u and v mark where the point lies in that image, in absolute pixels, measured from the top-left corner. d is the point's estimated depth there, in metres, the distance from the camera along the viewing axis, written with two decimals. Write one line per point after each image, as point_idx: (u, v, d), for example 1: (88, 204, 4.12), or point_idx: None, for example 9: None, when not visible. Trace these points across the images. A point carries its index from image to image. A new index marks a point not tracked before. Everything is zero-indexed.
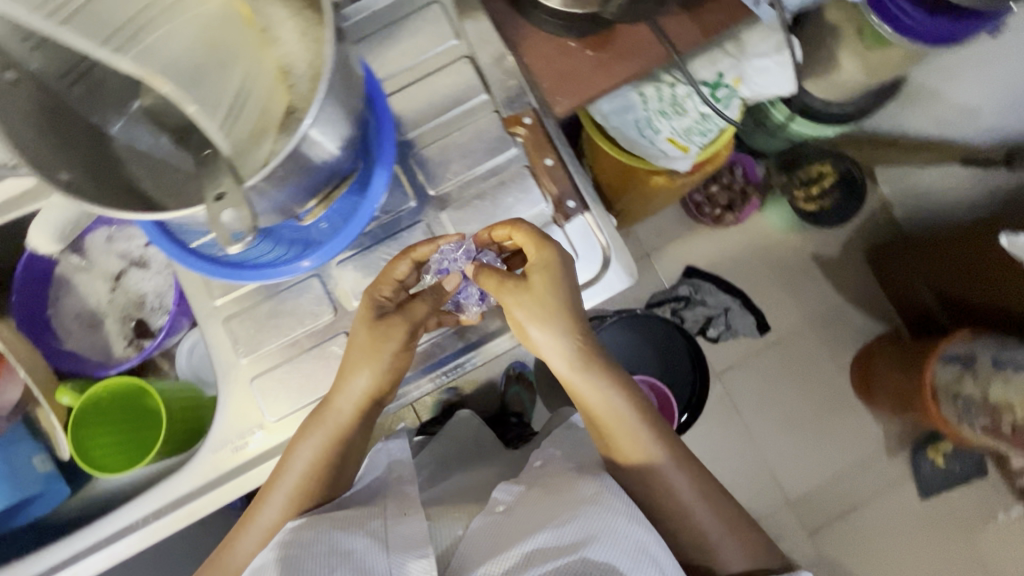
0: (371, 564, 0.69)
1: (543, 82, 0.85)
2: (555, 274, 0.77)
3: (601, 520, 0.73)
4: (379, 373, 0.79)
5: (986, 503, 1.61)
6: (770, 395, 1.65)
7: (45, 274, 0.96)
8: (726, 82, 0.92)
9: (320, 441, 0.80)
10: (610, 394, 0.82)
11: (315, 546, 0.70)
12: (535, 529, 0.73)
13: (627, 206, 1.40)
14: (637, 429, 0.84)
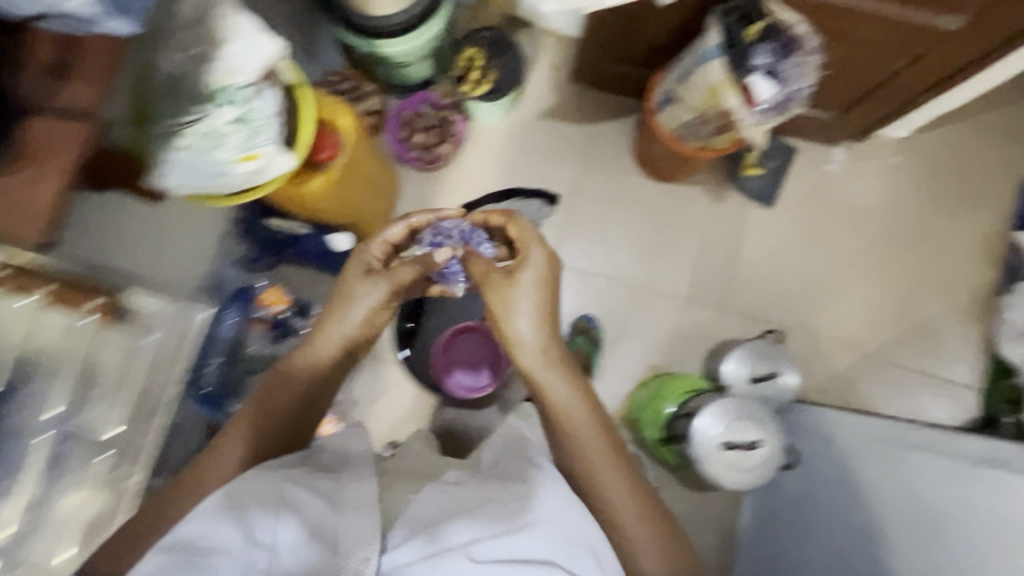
0: (314, 526, 0.79)
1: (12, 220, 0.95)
2: (540, 278, 1.12)
3: (533, 503, 0.85)
4: (357, 322, 1.12)
5: (811, 166, 1.75)
6: (598, 236, 1.72)
7: None
8: (223, 85, 0.88)
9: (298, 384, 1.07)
10: (557, 370, 1.08)
11: (267, 505, 0.80)
12: (495, 512, 0.83)
13: (348, 216, 1.39)
14: (576, 400, 1.06)
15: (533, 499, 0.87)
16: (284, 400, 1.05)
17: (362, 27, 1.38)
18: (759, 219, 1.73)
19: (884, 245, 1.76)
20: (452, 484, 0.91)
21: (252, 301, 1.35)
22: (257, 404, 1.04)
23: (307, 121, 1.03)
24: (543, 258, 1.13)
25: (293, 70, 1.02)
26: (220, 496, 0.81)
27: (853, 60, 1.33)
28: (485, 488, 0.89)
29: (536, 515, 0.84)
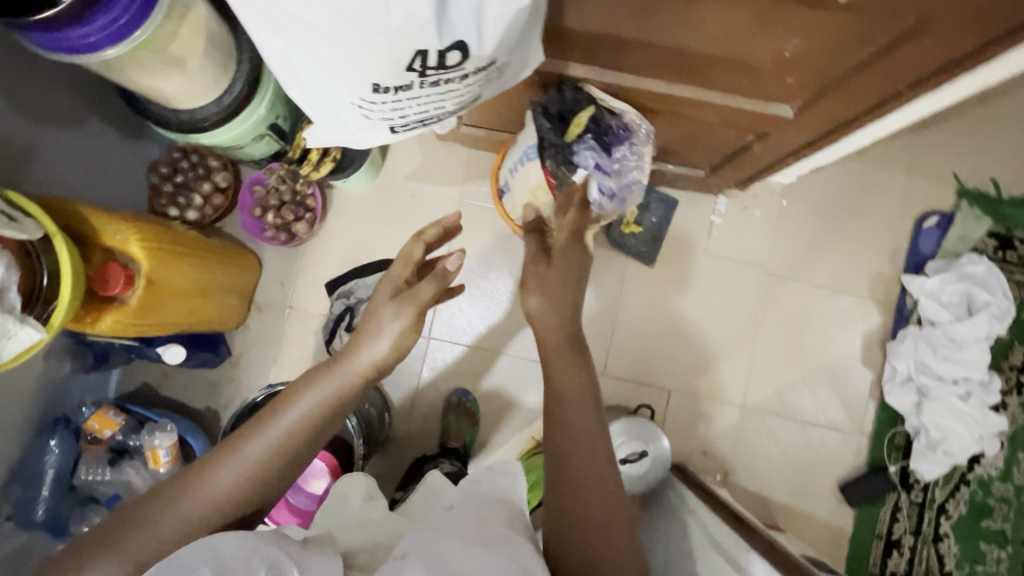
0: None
1: None
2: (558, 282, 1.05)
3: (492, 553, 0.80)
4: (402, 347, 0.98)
5: (696, 219, 1.69)
6: (479, 303, 1.65)
7: None
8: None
9: (342, 394, 0.91)
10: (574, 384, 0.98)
11: (256, 548, 0.69)
12: (449, 556, 0.78)
13: (182, 324, 1.31)
14: (585, 416, 0.96)
15: (504, 550, 0.82)
16: (310, 411, 0.89)
17: (171, 122, 1.24)
18: (641, 278, 1.67)
19: (775, 295, 1.72)
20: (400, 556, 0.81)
21: (82, 429, 1.32)
22: (327, 385, 0.91)
23: (68, 278, 0.94)
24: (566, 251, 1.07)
25: (47, 221, 0.93)
26: (200, 544, 0.70)
27: (701, 134, 1.26)
28: (450, 542, 0.82)
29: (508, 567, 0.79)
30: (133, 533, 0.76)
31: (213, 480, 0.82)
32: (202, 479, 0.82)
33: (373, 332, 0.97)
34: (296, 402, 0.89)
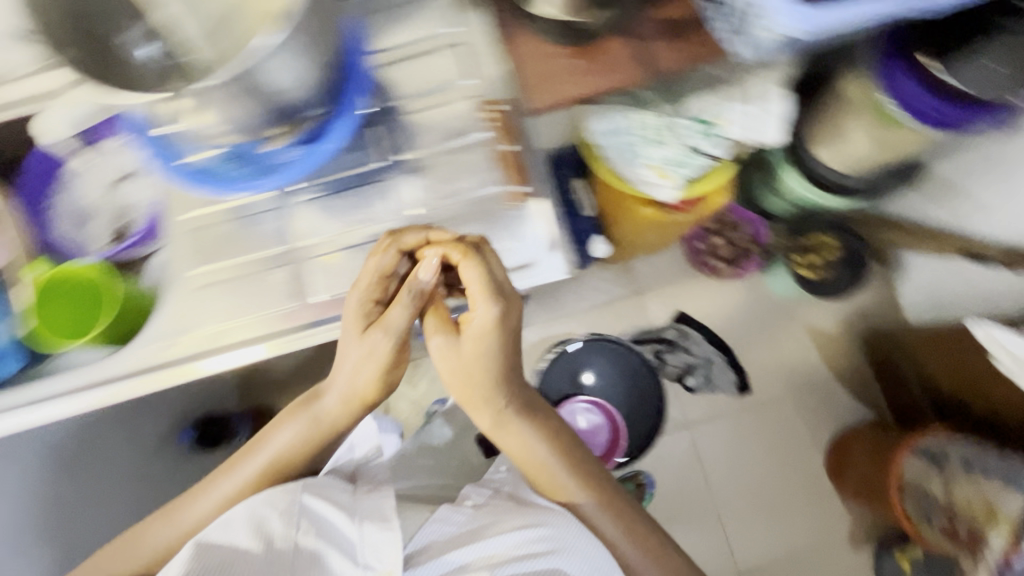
0: (345, 530, 0.83)
1: (528, 74, 0.76)
2: (488, 331, 0.84)
3: (495, 514, 0.89)
4: (374, 373, 0.87)
5: None
6: (739, 457, 1.62)
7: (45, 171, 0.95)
8: (712, 122, 0.92)
9: (311, 434, 0.95)
10: (541, 445, 0.95)
11: (292, 510, 0.84)
12: (508, 523, 0.85)
13: (624, 235, 1.40)
14: (545, 464, 0.94)
15: (556, 524, 0.85)
16: (296, 439, 0.95)
17: (823, 179, 1.26)
18: None
19: None
20: (463, 513, 0.90)
21: None
22: (293, 431, 0.95)
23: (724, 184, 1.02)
24: (492, 315, 0.83)
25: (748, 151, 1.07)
26: (239, 513, 0.85)
27: None
28: (490, 514, 0.89)
29: (536, 533, 0.83)
30: (137, 545, 0.90)
31: (183, 515, 0.92)
32: (179, 509, 0.93)
33: (337, 371, 0.89)
34: (274, 438, 0.96)
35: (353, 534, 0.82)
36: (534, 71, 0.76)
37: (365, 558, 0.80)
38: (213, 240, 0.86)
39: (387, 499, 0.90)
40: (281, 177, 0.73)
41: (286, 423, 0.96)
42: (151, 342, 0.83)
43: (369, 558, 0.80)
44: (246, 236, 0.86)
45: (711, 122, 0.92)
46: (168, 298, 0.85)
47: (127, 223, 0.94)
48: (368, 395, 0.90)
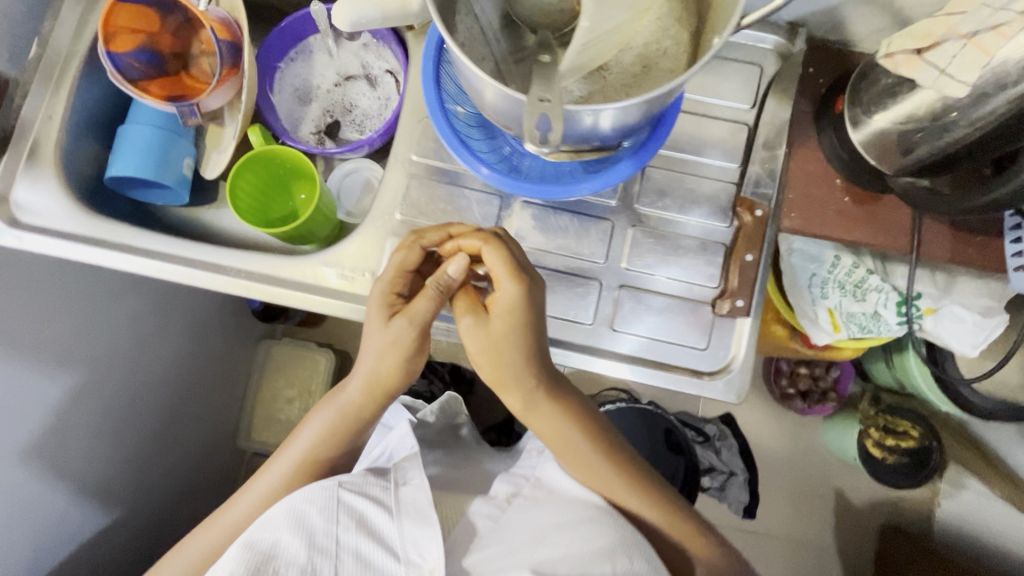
0: (383, 523, 0.61)
1: (793, 198, 0.67)
2: (522, 319, 0.59)
3: (529, 516, 0.64)
4: (385, 370, 0.64)
5: None
6: None
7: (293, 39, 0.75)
8: (918, 305, 0.84)
9: (332, 423, 0.68)
10: (586, 447, 0.66)
11: (334, 504, 0.61)
12: (540, 525, 0.62)
13: None
14: (599, 478, 0.67)
15: (596, 516, 0.63)
16: (322, 431, 0.69)
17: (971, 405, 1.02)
18: None
19: None
20: (496, 511, 0.65)
21: None
22: (324, 419, 0.69)
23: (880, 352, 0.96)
24: (520, 296, 0.58)
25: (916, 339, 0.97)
26: (282, 508, 0.62)
27: None
28: (529, 513, 0.64)
29: (572, 518, 0.62)
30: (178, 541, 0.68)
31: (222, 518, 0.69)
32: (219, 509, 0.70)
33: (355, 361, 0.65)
34: (300, 431, 0.71)
35: (391, 532, 0.60)
36: (802, 194, 0.66)
37: (406, 552, 0.59)
38: (423, 197, 0.67)
39: (423, 489, 0.64)
40: (547, 194, 0.61)
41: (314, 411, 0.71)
42: (281, 274, 0.65)
43: (411, 550, 0.59)
44: (452, 211, 0.67)
45: (920, 308, 0.84)
46: (339, 247, 0.66)
47: (340, 123, 0.76)
48: (385, 391, 0.66)
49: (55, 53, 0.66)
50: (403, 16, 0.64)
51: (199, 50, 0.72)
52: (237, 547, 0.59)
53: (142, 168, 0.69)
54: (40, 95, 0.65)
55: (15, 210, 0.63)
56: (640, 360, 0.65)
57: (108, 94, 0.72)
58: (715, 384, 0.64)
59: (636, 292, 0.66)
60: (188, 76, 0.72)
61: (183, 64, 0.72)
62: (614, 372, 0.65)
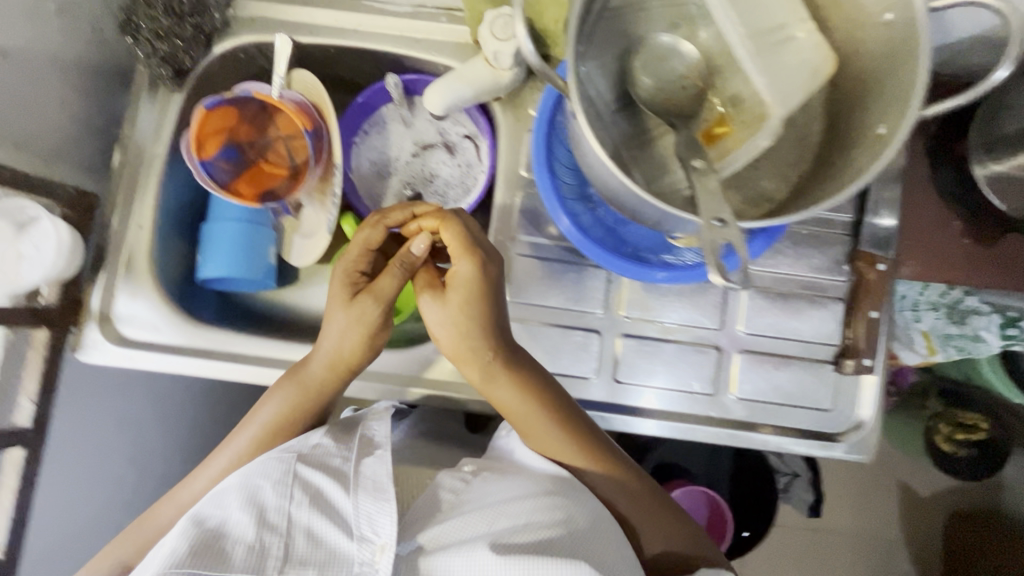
0: (338, 499, 0.54)
1: (912, 244, 0.64)
2: (484, 296, 0.56)
3: (495, 486, 0.56)
4: (349, 349, 0.59)
5: None
6: None
7: (366, 107, 0.72)
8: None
9: (291, 403, 0.60)
10: (564, 420, 0.59)
11: (288, 478, 0.55)
12: (504, 495, 0.55)
13: None
14: (574, 453, 0.60)
15: (559, 484, 0.56)
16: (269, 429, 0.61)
17: None
18: None
19: None
20: (460, 482, 0.58)
21: None
22: (282, 400, 0.60)
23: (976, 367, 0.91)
24: (476, 273, 0.55)
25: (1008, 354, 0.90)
26: (236, 479, 0.56)
27: None
28: (494, 483, 0.57)
29: (538, 488, 0.55)
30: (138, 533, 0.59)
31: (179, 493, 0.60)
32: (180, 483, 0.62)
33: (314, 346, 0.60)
34: (254, 412, 0.62)
35: (346, 506, 0.54)
36: (918, 238, 0.64)
37: (359, 530, 0.52)
38: (530, 275, 0.64)
39: (384, 462, 0.56)
40: (674, 279, 0.59)
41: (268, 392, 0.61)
42: (392, 367, 0.69)
43: (366, 527, 0.52)
44: (558, 287, 0.64)
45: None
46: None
47: (422, 195, 0.73)
48: (348, 368, 0.60)
49: (138, 159, 0.64)
50: (495, 90, 0.62)
51: (274, 134, 0.67)
52: (179, 526, 0.52)
53: (234, 267, 0.66)
54: (129, 204, 0.64)
55: (120, 328, 0.62)
56: (763, 427, 0.64)
57: (191, 189, 0.69)
58: (840, 446, 0.63)
59: (756, 357, 0.64)
60: (266, 163, 0.67)
61: (259, 151, 0.67)
62: (737, 442, 0.63)
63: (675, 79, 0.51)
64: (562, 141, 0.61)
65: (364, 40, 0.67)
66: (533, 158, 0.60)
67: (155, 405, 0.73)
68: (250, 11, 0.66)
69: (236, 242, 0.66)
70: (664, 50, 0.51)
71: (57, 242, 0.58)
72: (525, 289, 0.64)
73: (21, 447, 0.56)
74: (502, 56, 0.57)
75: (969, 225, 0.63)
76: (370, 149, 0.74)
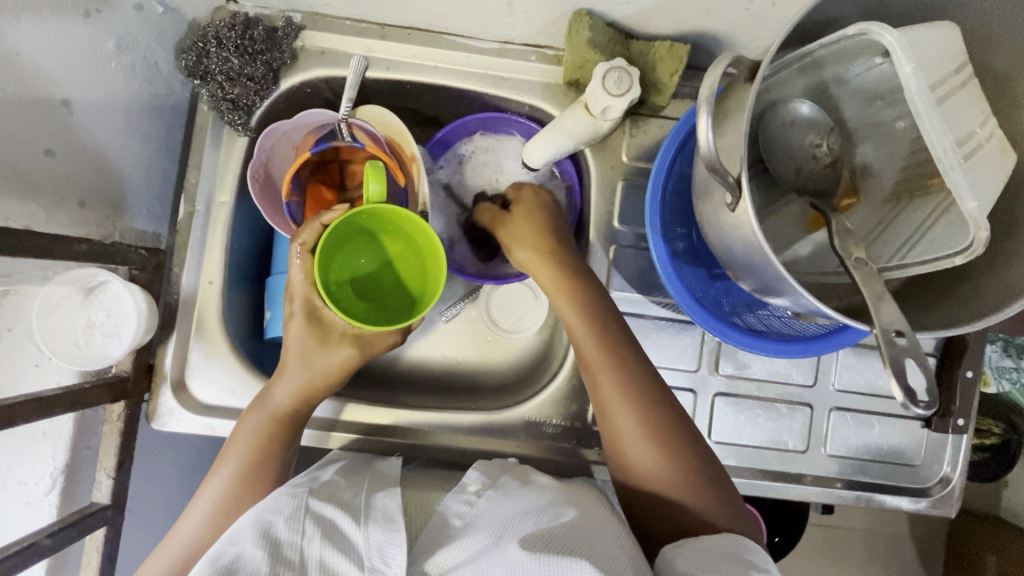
0: (350, 531, 0.45)
1: None
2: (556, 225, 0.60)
3: (507, 505, 0.47)
4: (325, 373, 0.57)
5: None
6: None
7: (439, 144, 0.65)
8: None
9: (261, 436, 0.54)
10: (617, 373, 0.53)
11: (301, 512, 0.46)
12: (509, 513, 0.45)
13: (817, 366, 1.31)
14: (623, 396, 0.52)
15: (571, 496, 0.47)
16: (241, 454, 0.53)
17: None
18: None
19: None
20: (467, 505, 0.49)
21: None
22: (251, 429, 0.54)
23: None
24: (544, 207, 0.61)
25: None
26: (247, 517, 0.46)
27: None
28: (505, 502, 0.47)
29: (538, 502, 0.46)
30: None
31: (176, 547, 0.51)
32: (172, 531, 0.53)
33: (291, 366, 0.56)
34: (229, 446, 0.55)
35: (355, 537, 0.45)
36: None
37: (369, 562, 0.43)
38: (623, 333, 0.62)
39: (395, 496, 0.50)
40: (795, 354, 0.56)
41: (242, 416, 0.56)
42: (483, 431, 0.64)
43: (376, 557, 0.44)
44: (651, 344, 0.63)
45: None
46: (540, 395, 0.64)
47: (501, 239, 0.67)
48: (317, 396, 0.57)
49: (205, 209, 0.59)
50: (595, 138, 0.57)
51: (333, 156, 0.60)
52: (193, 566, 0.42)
53: None
54: (198, 259, 0.59)
55: (195, 393, 0.58)
56: (851, 482, 0.64)
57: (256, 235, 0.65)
58: (925, 499, 0.64)
59: (849, 414, 0.64)
60: (318, 185, 0.61)
61: (313, 171, 0.60)
62: (829, 498, 0.64)
63: (810, 149, 0.48)
64: (677, 190, 0.58)
65: (444, 77, 0.61)
66: (647, 202, 0.57)
67: None
68: (320, 41, 0.60)
69: None
70: (800, 118, 0.48)
71: (132, 316, 0.53)
72: None
73: (104, 527, 0.53)
74: (616, 107, 0.53)
75: None
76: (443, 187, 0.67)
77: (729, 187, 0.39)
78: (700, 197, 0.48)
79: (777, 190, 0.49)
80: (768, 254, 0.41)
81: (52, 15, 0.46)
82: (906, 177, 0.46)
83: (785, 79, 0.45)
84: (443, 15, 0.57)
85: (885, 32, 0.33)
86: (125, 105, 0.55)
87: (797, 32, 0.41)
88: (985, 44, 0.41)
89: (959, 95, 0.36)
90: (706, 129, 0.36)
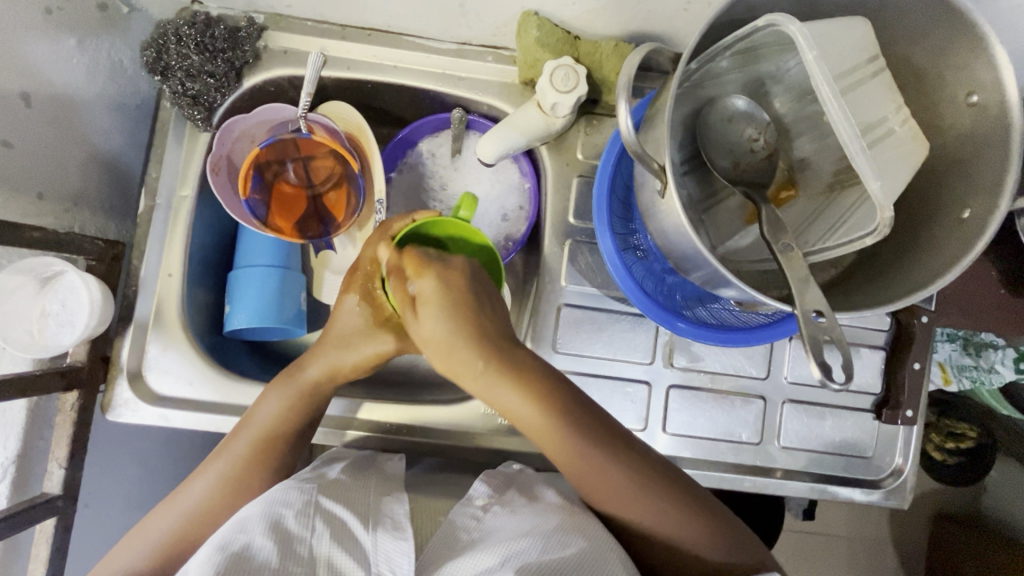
0: (357, 532, 0.46)
1: (947, 298, 0.65)
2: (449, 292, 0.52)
3: (513, 516, 0.47)
4: (362, 361, 0.57)
5: None
6: None
7: (402, 142, 0.67)
8: None
9: (287, 409, 0.55)
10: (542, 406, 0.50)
11: (310, 508, 0.47)
12: (518, 525, 0.45)
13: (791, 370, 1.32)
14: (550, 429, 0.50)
15: (576, 521, 0.47)
16: (251, 452, 0.54)
17: None
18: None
19: None
20: (473, 518, 0.48)
21: None
22: (276, 402, 0.55)
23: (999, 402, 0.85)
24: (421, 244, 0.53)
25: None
26: (254, 509, 0.47)
27: None
28: (510, 516, 0.48)
29: (544, 523, 0.46)
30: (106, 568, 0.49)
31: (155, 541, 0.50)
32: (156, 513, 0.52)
33: (328, 348, 0.57)
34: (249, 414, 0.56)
35: (363, 540, 0.45)
36: (960, 290, 0.65)
37: (377, 568, 0.43)
38: (581, 327, 0.63)
39: (404, 504, 0.50)
40: (740, 344, 0.57)
41: (266, 390, 0.56)
42: (440, 423, 0.64)
43: (384, 565, 0.44)
44: (608, 337, 0.64)
45: None
46: None
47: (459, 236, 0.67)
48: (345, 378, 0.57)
49: (166, 203, 0.61)
50: (548, 136, 0.59)
51: (293, 153, 0.62)
52: (200, 554, 0.43)
53: (264, 315, 0.62)
54: (158, 252, 0.60)
55: (151, 384, 0.59)
56: (805, 474, 0.65)
57: (217, 230, 0.66)
58: (880, 492, 0.65)
59: (801, 406, 0.65)
60: (282, 184, 0.63)
61: (275, 170, 0.62)
62: (783, 491, 0.65)
63: (748, 142, 0.50)
64: (625, 187, 0.60)
65: (403, 77, 0.63)
66: (594, 196, 0.58)
67: (166, 452, 0.68)
68: (282, 41, 0.61)
69: (265, 286, 0.62)
70: (738, 112, 0.49)
71: (87, 305, 0.54)
72: (575, 339, 0.63)
73: (53, 517, 0.53)
74: (565, 103, 0.55)
75: (995, 279, 0.65)
76: (405, 183, 0.68)
77: (655, 175, 0.40)
78: (640, 189, 0.50)
79: (717, 182, 0.51)
80: (699, 241, 0.43)
81: (13, 10, 0.47)
82: (840, 169, 0.47)
83: (719, 76, 0.47)
84: (400, 16, 0.59)
85: (789, 22, 0.35)
86: (86, 100, 0.56)
87: (726, 29, 0.43)
88: (903, 42, 0.42)
89: (869, 86, 0.39)
90: (628, 117, 0.37)
